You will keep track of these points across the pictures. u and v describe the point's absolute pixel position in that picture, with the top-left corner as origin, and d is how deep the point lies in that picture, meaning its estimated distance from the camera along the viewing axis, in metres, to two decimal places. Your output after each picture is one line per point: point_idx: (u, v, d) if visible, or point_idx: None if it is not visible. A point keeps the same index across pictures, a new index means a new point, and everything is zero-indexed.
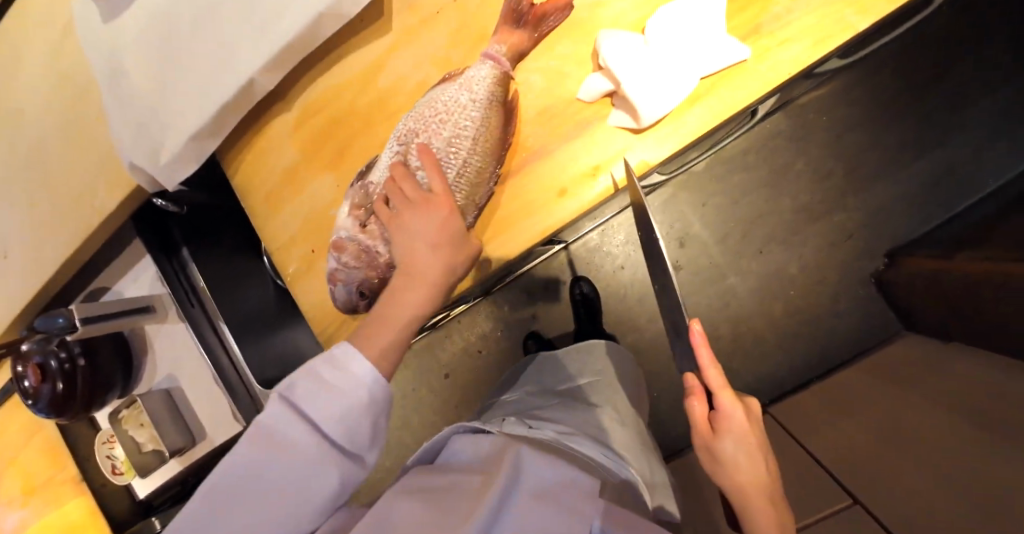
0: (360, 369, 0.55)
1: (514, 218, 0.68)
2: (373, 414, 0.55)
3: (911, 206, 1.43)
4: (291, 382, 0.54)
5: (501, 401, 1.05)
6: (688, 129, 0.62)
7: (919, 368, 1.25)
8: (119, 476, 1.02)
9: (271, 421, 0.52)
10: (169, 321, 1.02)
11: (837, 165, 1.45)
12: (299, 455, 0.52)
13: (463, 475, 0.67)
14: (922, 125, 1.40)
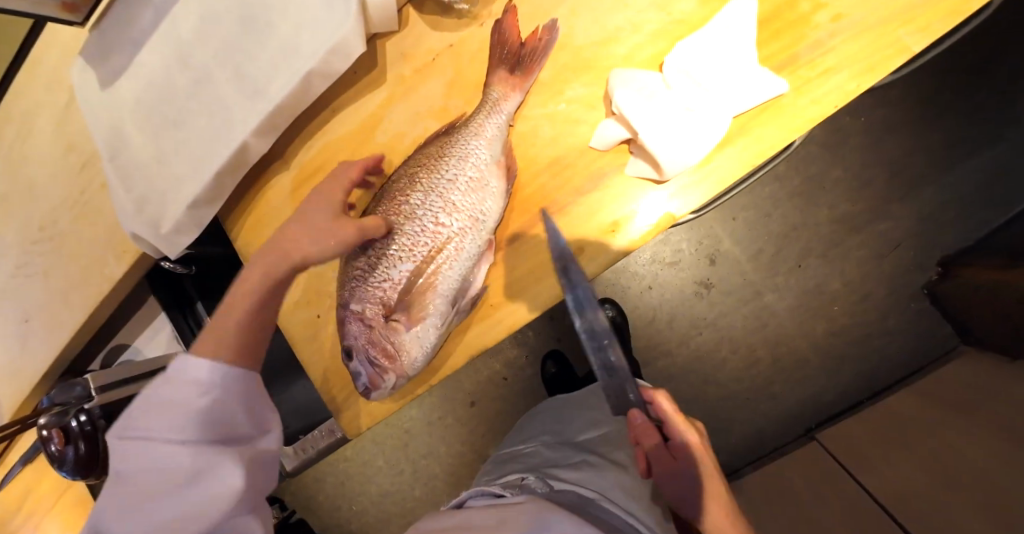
0: (198, 370, 0.51)
1: (531, 278, 0.66)
2: (240, 408, 0.52)
3: (963, 209, 1.35)
4: (132, 413, 0.49)
5: (518, 455, 0.98)
6: (720, 173, 0.59)
7: (977, 392, 1.15)
8: None
9: (130, 451, 0.47)
10: None
11: (878, 171, 1.38)
12: (177, 472, 0.46)
13: (482, 515, 0.64)
14: (969, 123, 1.32)
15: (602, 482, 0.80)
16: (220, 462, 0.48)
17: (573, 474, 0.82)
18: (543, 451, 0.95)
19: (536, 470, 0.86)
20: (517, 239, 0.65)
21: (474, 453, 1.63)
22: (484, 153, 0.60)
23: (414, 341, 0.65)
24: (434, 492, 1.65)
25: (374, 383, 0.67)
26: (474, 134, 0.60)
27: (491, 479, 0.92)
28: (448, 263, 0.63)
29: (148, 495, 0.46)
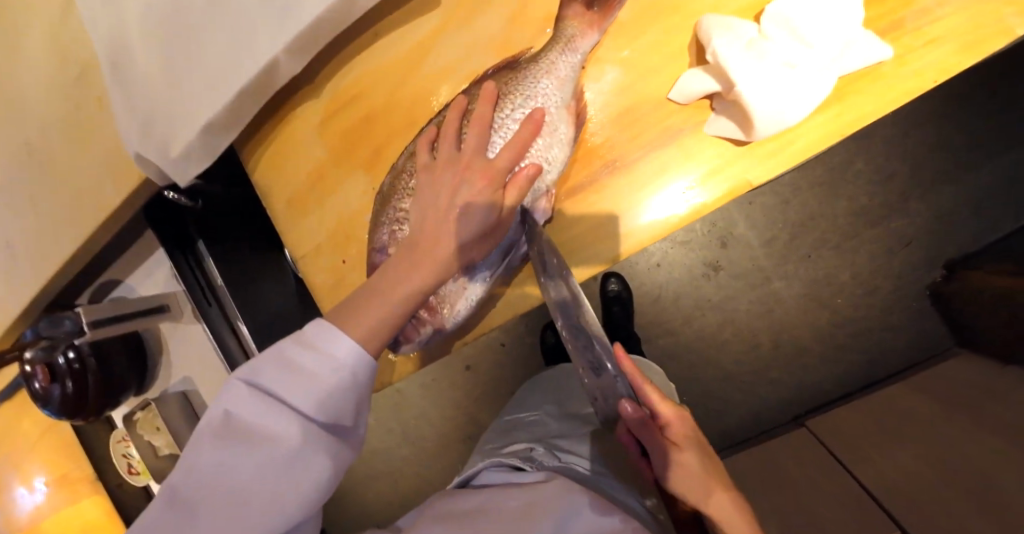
0: (337, 346, 0.49)
1: (582, 240, 0.61)
2: (358, 394, 0.49)
3: (978, 212, 1.33)
4: (259, 365, 0.47)
5: (519, 424, 0.90)
6: (801, 143, 0.54)
7: (974, 389, 1.16)
8: (135, 477, 0.94)
9: (241, 400, 0.45)
10: (184, 321, 0.94)
11: (900, 166, 1.35)
12: (277, 438, 0.44)
13: (507, 495, 0.58)
14: (997, 124, 1.29)
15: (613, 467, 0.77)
16: (323, 457, 0.46)
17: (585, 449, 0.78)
18: (548, 422, 0.88)
19: (545, 441, 0.80)
20: (576, 192, 0.60)
21: (466, 419, 1.61)
22: (555, 94, 0.55)
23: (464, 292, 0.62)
24: (422, 452, 1.64)
25: (409, 333, 0.64)
26: (543, 72, 0.55)
27: (491, 447, 0.86)
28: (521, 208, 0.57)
29: (247, 460, 0.44)
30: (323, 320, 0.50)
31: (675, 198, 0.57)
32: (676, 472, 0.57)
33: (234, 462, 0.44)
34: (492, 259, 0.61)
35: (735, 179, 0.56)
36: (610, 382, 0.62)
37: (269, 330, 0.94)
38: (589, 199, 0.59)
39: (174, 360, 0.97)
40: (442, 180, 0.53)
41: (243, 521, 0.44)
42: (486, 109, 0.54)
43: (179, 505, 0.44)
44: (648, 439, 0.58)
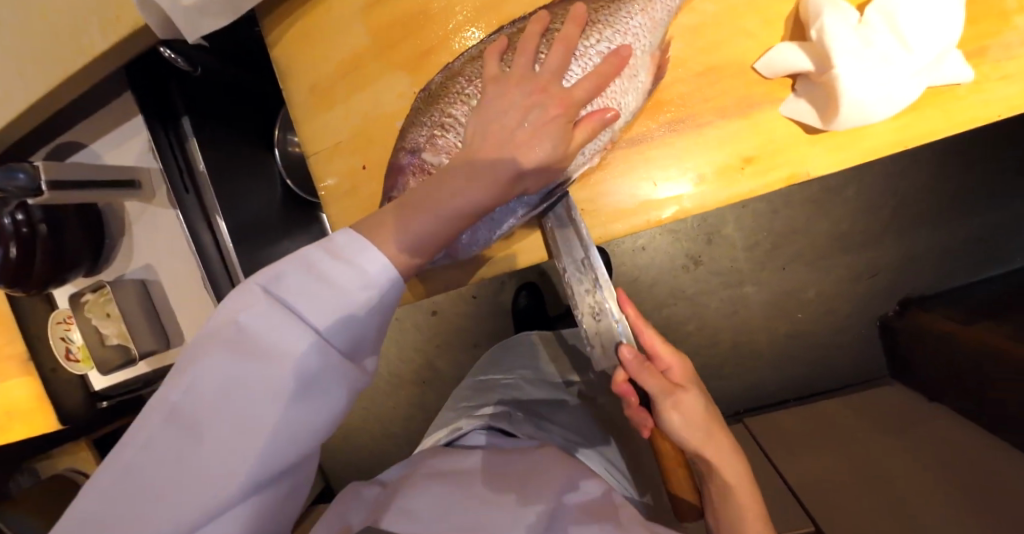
0: (369, 261, 0.45)
1: (625, 198, 0.57)
2: (382, 315, 0.46)
3: (945, 259, 1.35)
4: (281, 272, 0.43)
5: (495, 384, 0.86)
6: (867, 145, 0.52)
7: (903, 418, 1.24)
8: (72, 364, 0.90)
9: (261, 312, 0.41)
10: (155, 204, 0.83)
11: (889, 199, 1.33)
12: (298, 356, 0.41)
13: (509, 460, 0.61)
14: (992, 177, 1.29)
15: (584, 432, 0.80)
16: (339, 382, 0.43)
17: (563, 418, 0.80)
18: (526, 387, 0.85)
19: (524, 407, 0.78)
20: (631, 146, 0.55)
21: (417, 364, 1.57)
22: (645, 37, 0.51)
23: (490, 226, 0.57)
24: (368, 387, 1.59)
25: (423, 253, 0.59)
26: (639, 8, 0.50)
27: (465, 406, 0.82)
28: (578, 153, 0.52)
29: (260, 375, 0.40)
30: (353, 232, 0.46)
31: (736, 171, 0.54)
32: (680, 417, 0.54)
33: (245, 376, 0.40)
34: (530, 200, 0.56)
35: (798, 166, 0.53)
36: (611, 327, 0.58)
37: (246, 233, 0.87)
38: (643, 154, 0.55)
39: (136, 245, 0.85)
40: (513, 98, 0.49)
41: (245, 445, 0.40)
42: (573, 34, 0.49)
43: (174, 420, 0.39)
44: (649, 383, 0.54)
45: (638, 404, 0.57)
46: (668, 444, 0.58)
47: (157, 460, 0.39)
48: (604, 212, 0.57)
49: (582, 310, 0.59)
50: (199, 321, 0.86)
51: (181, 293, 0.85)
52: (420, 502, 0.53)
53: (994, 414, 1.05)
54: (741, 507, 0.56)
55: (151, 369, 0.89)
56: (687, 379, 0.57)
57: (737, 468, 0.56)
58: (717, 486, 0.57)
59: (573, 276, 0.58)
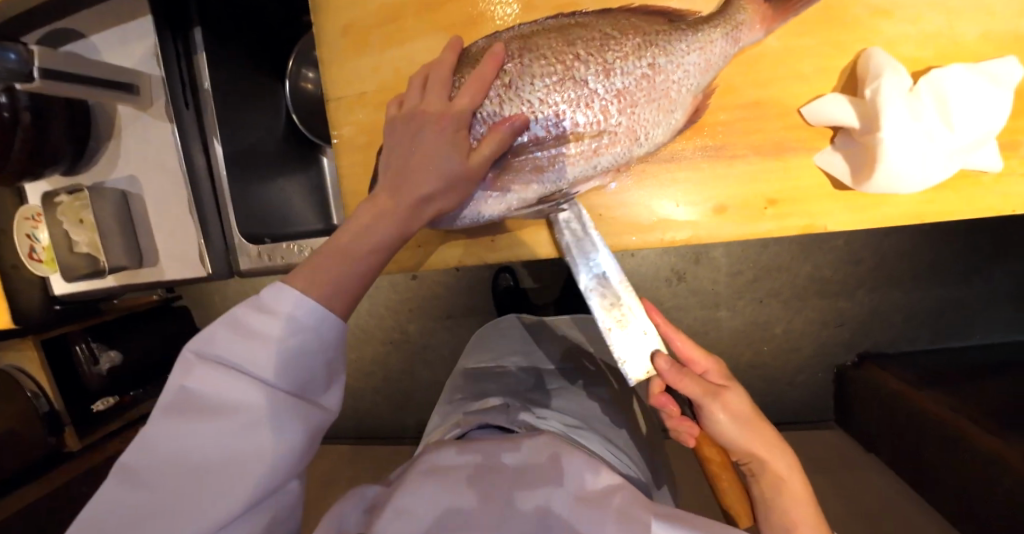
0: (294, 306, 0.44)
1: (637, 214, 0.56)
2: (324, 352, 0.46)
3: (908, 322, 1.40)
4: (212, 333, 0.44)
5: (488, 372, 0.88)
6: (888, 210, 0.53)
7: (837, 462, 1.29)
8: (35, 264, 0.87)
9: (200, 374, 0.42)
10: (152, 114, 0.77)
11: (870, 256, 1.37)
12: (242, 404, 0.41)
13: (504, 448, 0.57)
14: (966, 255, 1.35)
15: (580, 414, 0.79)
16: (289, 420, 0.42)
17: (557, 404, 0.79)
18: (518, 375, 0.86)
19: (519, 399, 0.78)
20: (659, 161, 0.54)
21: (386, 324, 1.55)
22: (695, 76, 0.48)
23: (477, 203, 0.52)
24: None
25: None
26: (698, 45, 0.47)
27: (459, 399, 0.82)
28: (579, 145, 0.49)
29: (209, 431, 0.41)
30: (277, 281, 0.46)
31: (760, 208, 0.53)
32: (727, 416, 0.55)
33: (195, 433, 0.41)
34: (526, 191, 0.52)
35: (816, 218, 0.53)
36: (637, 335, 0.55)
37: (242, 162, 0.83)
38: (672, 175, 0.54)
39: (123, 152, 0.80)
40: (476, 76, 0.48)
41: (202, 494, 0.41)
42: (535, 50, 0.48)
43: (137, 478, 0.41)
44: (690, 389, 0.53)
45: (679, 415, 0.59)
46: (712, 449, 0.58)
47: (127, 514, 0.41)
48: (621, 223, 0.56)
49: (602, 317, 0.55)
50: (179, 243, 0.81)
51: (163, 212, 0.81)
52: (434, 500, 0.51)
53: (921, 472, 1.10)
54: (790, 497, 0.56)
55: (119, 284, 0.85)
56: (726, 379, 0.57)
57: (788, 459, 0.57)
58: (767, 478, 0.57)
59: (592, 287, 0.55)
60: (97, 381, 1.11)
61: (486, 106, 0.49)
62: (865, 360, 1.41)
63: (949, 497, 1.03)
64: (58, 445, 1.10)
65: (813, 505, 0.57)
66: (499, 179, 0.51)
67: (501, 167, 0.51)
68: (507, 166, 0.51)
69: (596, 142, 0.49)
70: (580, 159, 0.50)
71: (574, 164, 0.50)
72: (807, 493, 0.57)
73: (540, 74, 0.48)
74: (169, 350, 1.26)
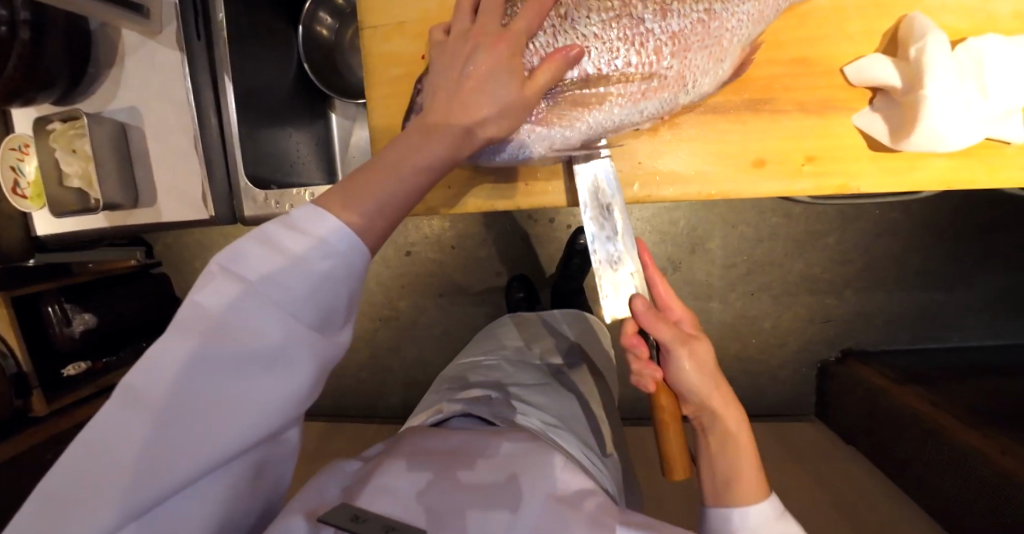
0: (327, 229, 0.39)
1: (670, 162, 0.55)
2: (353, 286, 0.40)
3: (889, 324, 1.42)
4: (236, 249, 0.38)
5: (476, 365, 0.85)
6: (920, 175, 0.54)
7: (817, 453, 1.29)
8: (20, 200, 0.81)
9: (217, 289, 0.36)
10: (160, 40, 0.74)
11: (860, 256, 1.39)
12: (258, 330, 0.36)
13: (485, 444, 0.53)
14: (950, 262, 1.37)
15: (563, 416, 0.75)
16: (307, 356, 0.37)
17: (539, 400, 0.76)
18: (505, 369, 0.83)
19: (504, 390, 0.75)
20: (699, 113, 0.54)
21: (375, 300, 1.50)
22: (747, 27, 0.48)
23: (521, 138, 0.52)
24: None
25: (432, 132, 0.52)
26: None
27: (446, 389, 0.79)
28: (627, 86, 0.50)
29: (215, 357, 0.35)
30: (311, 203, 0.41)
31: (798, 167, 0.54)
32: (692, 364, 0.53)
33: (199, 357, 0.34)
34: (571, 129, 0.52)
35: (851, 177, 0.53)
36: (626, 280, 0.56)
37: (255, 103, 0.80)
38: (712, 127, 0.54)
39: (124, 80, 0.76)
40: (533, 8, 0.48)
41: (197, 429, 0.34)
42: None
43: (123, 401, 0.34)
44: (661, 334, 0.52)
45: (646, 358, 0.55)
46: (668, 399, 0.55)
47: (104, 441, 0.34)
48: (658, 174, 0.56)
49: (599, 258, 0.56)
50: (179, 183, 0.78)
51: (164, 149, 0.77)
52: (403, 484, 0.46)
53: (899, 464, 1.12)
54: (737, 452, 0.56)
55: (110, 225, 0.81)
56: (697, 330, 0.56)
57: (739, 418, 0.56)
58: (717, 434, 0.56)
59: (594, 222, 0.55)
60: (70, 344, 1.02)
61: (540, 37, 0.50)
62: (848, 358, 1.43)
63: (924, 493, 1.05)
64: (23, 409, 0.99)
65: (756, 462, 0.57)
66: (545, 115, 0.52)
67: (550, 103, 0.51)
68: (557, 101, 0.51)
69: (645, 83, 0.49)
70: (628, 99, 0.50)
71: (622, 107, 0.51)
72: (752, 453, 0.57)
73: (596, 8, 0.49)
74: (149, 315, 1.19)
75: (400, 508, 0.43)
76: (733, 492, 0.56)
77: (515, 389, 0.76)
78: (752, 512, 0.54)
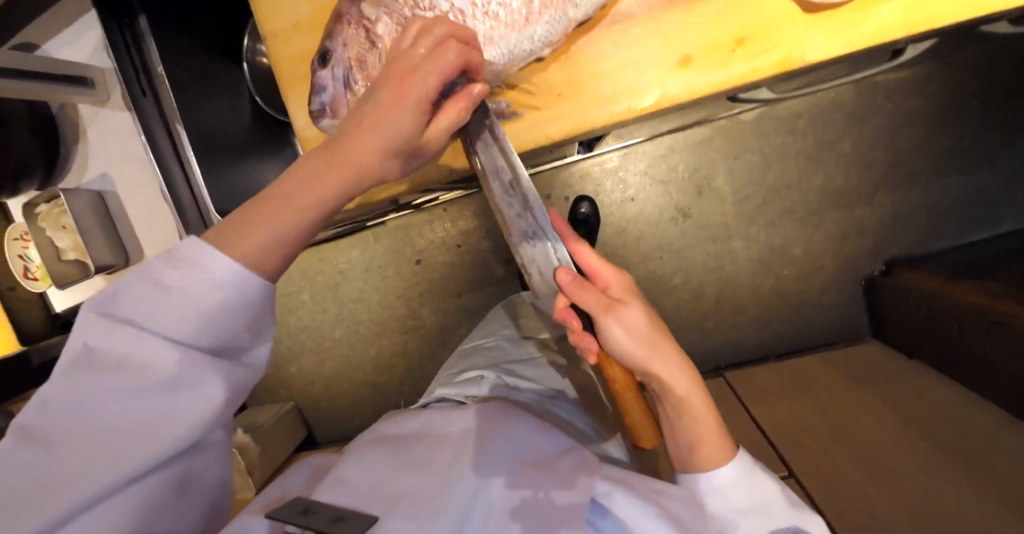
0: (210, 263, 0.37)
1: (601, 78, 0.57)
2: (249, 316, 0.39)
3: (951, 218, 1.13)
4: (117, 289, 0.36)
5: (476, 348, 0.84)
6: (868, 29, 0.52)
7: (888, 366, 1.01)
8: (31, 282, 0.89)
9: (102, 333, 0.35)
10: (110, 106, 0.80)
11: (894, 144, 1.11)
12: (150, 369, 0.35)
13: (451, 413, 0.53)
14: (1017, 127, 1.08)
15: (562, 386, 0.75)
16: (211, 382, 0.36)
17: (536, 373, 0.76)
18: (504, 347, 0.82)
19: (499, 367, 0.75)
20: (616, 23, 0.55)
21: (395, 315, 1.44)
22: None
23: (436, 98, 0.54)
24: (324, 336, 1.48)
25: (339, 109, 0.59)
26: None
27: (447, 374, 0.80)
28: (506, 18, 0.52)
29: (116, 392, 0.34)
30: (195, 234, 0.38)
31: (733, 57, 0.54)
32: (624, 331, 0.49)
33: (99, 391, 0.34)
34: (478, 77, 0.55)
35: (792, 49, 0.53)
36: (547, 251, 0.57)
37: (211, 143, 0.83)
38: (629, 34, 0.55)
39: (93, 152, 0.82)
40: None
41: (114, 453, 0.34)
42: None
43: (26, 436, 0.33)
44: (586, 302, 0.50)
45: (581, 330, 0.53)
46: (617, 369, 0.53)
47: (9, 487, 0.33)
48: (584, 95, 0.58)
49: (516, 236, 0.59)
50: (163, 236, 0.83)
51: (141, 206, 0.82)
52: (365, 475, 0.45)
53: (968, 365, 0.84)
54: (693, 418, 0.53)
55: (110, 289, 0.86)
56: (628, 293, 0.52)
57: (689, 381, 0.52)
58: (672, 403, 0.53)
59: (504, 200, 0.58)
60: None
61: None
62: (896, 267, 1.13)
63: (1002, 384, 0.78)
64: None
65: (716, 422, 0.54)
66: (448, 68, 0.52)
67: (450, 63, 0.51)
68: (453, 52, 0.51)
69: (526, 7, 0.52)
70: (511, 32, 0.53)
71: (506, 38, 0.53)
72: (710, 412, 0.54)
73: None
74: None
75: (351, 497, 0.42)
76: (695, 455, 0.54)
77: (510, 366, 0.76)
78: (716, 475, 0.53)
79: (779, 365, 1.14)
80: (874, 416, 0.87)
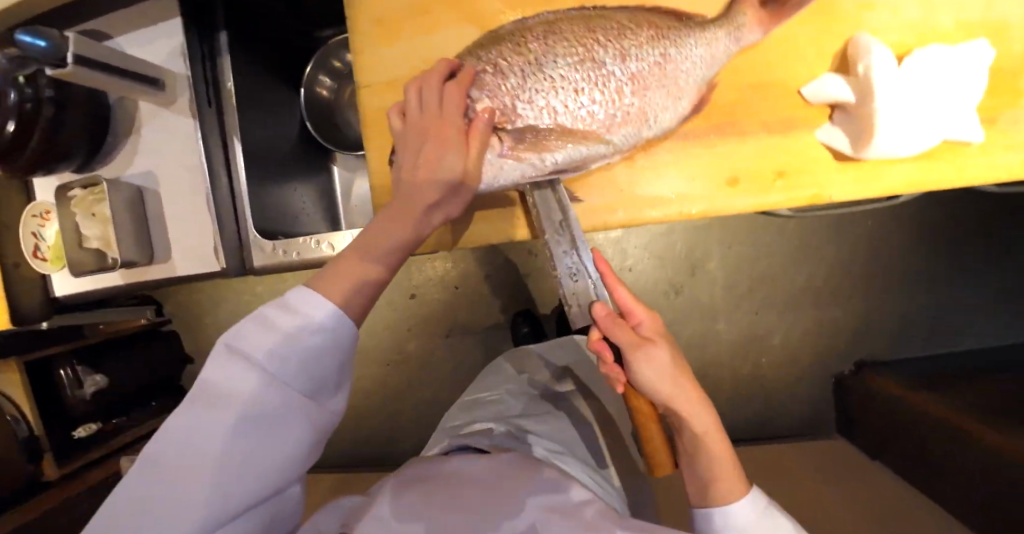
0: (316, 310, 0.43)
1: (659, 182, 0.63)
2: (339, 358, 0.44)
3: (915, 331, 1.24)
4: (237, 330, 0.42)
5: (479, 401, 0.86)
6: (888, 181, 0.61)
7: (852, 464, 1.07)
8: (40, 263, 0.86)
9: (224, 367, 0.40)
10: (175, 109, 0.79)
11: (871, 257, 1.22)
12: (256, 401, 0.39)
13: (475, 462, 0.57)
14: (977, 260, 1.21)
15: (567, 444, 0.77)
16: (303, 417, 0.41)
17: (543, 428, 0.78)
18: (508, 401, 0.84)
19: (507, 420, 0.77)
20: (679, 138, 0.62)
21: (383, 342, 1.44)
22: (702, 68, 0.56)
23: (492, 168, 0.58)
24: None
25: None
26: (704, 41, 0.56)
27: (450, 425, 0.81)
28: (592, 125, 0.57)
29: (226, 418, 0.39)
30: (304, 285, 0.45)
31: (775, 184, 0.62)
32: (650, 369, 0.52)
33: (214, 416, 0.39)
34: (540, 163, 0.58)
35: (823, 188, 0.61)
36: (588, 288, 0.58)
37: (258, 157, 0.88)
38: (689, 150, 0.62)
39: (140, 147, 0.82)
40: (508, 63, 0.56)
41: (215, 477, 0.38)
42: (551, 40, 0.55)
43: (150, 456, 0.38)
44: (619, 337, 0.52)
45: (612, 361, 0.55)
46: (642, 399, 0.55)
47: (134, 496, 0.37)
48: (642, 195, 0.64)
49: (561, 272, 0.59)
50: (197, 241, 0.82)
51: (177, 205, 0.82)
52: (404, 518, 0.47)
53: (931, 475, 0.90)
54: (711, 455, 0.56)
55: (126, 282, 0.85)
56: (657, 333, 0.54)
57: (707, 419, 0.55)
58: (690, 437, 0.56)
59: (553, 238, 0.59)
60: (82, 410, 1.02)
61: (508, 80, 0.56)
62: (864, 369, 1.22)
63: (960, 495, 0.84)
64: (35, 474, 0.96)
65: (731, 454, 0.57)
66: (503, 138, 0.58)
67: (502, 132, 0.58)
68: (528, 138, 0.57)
69: (612, 119, 0.57)
70: (594, 138, 0.57)
71: (587, 143, 0.58)
72: (727, 450, 0.57)
73: (563, 54, 0.55)
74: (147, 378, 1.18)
75: None
76: (710, 491, 0.57)
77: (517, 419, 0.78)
78: (737, 510, 0.56)
79: (751, 449, 1.19)
80: (843, 512, 0.91)
